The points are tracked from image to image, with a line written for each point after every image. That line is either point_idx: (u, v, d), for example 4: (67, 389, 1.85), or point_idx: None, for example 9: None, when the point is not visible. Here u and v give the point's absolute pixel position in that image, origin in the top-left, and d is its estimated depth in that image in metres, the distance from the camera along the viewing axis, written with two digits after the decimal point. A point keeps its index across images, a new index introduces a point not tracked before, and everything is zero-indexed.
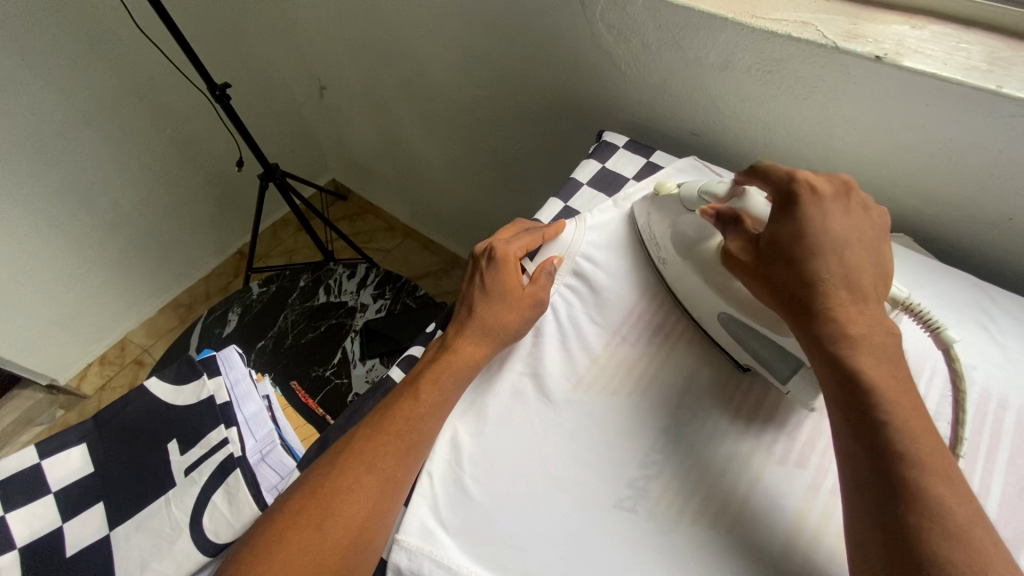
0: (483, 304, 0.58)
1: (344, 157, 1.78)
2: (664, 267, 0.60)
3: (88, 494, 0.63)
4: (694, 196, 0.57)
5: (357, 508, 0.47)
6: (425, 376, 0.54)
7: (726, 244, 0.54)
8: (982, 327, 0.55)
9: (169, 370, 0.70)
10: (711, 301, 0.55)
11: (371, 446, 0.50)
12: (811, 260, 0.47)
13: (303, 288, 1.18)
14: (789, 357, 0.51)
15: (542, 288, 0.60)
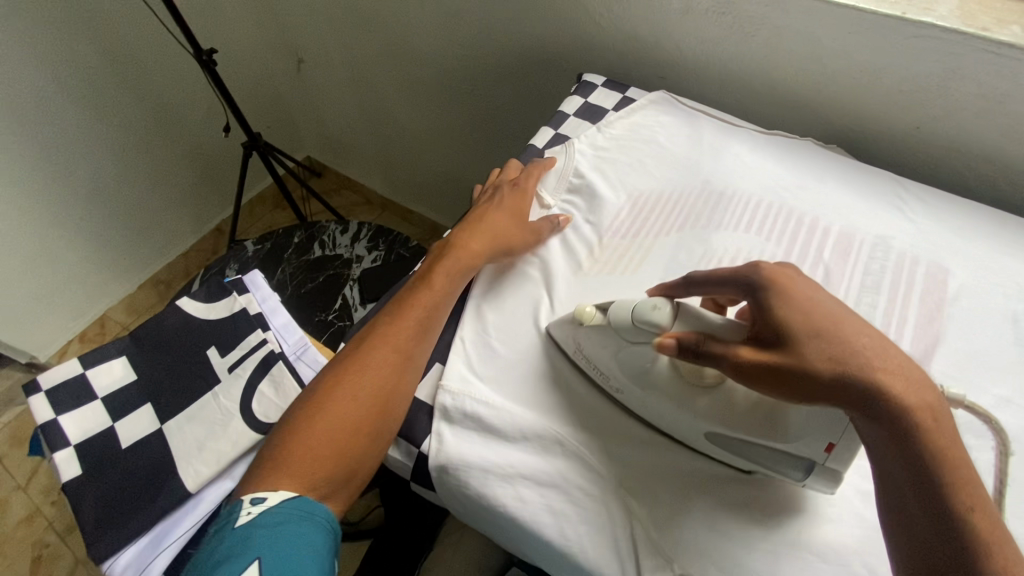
0: (496, 223, 0.67)
1: (320, 134, 1.81)
2: (621, 395, 0.55)
3: (134, 398, 0.68)
4: (631, 325, 0.52)
5: (379, 377, 0.55)
6: (435, 273, 0.63)
7: (729, 360, 0.46)
8: (898, 210, 0.68)
9: (199, 292, 0.75)
10: (696, 424, 0.51)
11: (391, 331, 0.58)
12: (838, 356, 0.43)
13: (298, 243, 1.22)
14: (785, 460, 0.49)
15: (542, 228, 0.67)
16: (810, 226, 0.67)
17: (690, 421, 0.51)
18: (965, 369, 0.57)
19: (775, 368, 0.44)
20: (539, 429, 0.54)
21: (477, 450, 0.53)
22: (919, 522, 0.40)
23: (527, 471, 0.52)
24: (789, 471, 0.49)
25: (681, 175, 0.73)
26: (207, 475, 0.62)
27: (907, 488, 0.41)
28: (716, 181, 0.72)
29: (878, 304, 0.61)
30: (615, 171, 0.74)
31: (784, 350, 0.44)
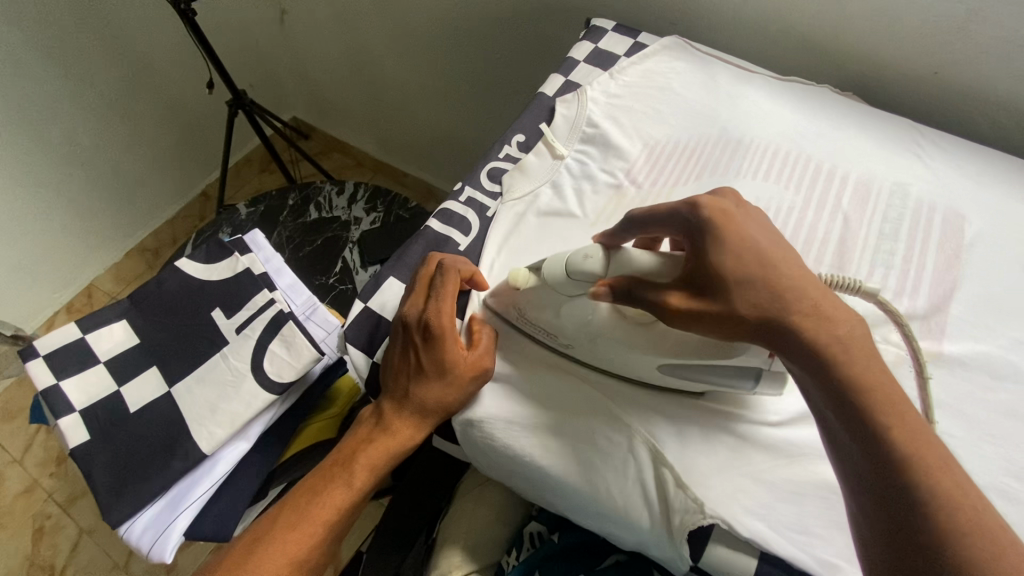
0: (414, 387, 0.53)
1: (306, 93, 1.73)
2: (570, 349, 0.54)
3: (140, 362, 0.67)
4: (563, 279, 0.51)
5: (312, 535, 0.53)
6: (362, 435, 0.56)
7: (662, 304, 0.45)
8: (917, 156, 0.67)
9: (199, 252, 0.73)
10: (649, 358, 0.50)
11: (316, 497, 0.54)
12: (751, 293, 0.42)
13: (293, 206, 1.18)
14: (733, 372, 0.49)
15: (485, 353, 0.54)
16: (829, 174, 0.66)
17: (644, 357, 0.50)
18: (981, 314, 0.57)
19: (700, 314, 0.44)
20: (563, 380, 0.54)
21: (503, 404, 0.53)
22: (867, 487, 0.37)
23: (554, 421, 0.52)
24: (738, 381, 0.50)
25: (697, 123, 0.71)
26: (222, 437, 0.61)
27: (859, 454, 0.38)
28: (733, 128, 0.70)
29: (897, 251, 0.61)
30: (630, 120, 0.71)
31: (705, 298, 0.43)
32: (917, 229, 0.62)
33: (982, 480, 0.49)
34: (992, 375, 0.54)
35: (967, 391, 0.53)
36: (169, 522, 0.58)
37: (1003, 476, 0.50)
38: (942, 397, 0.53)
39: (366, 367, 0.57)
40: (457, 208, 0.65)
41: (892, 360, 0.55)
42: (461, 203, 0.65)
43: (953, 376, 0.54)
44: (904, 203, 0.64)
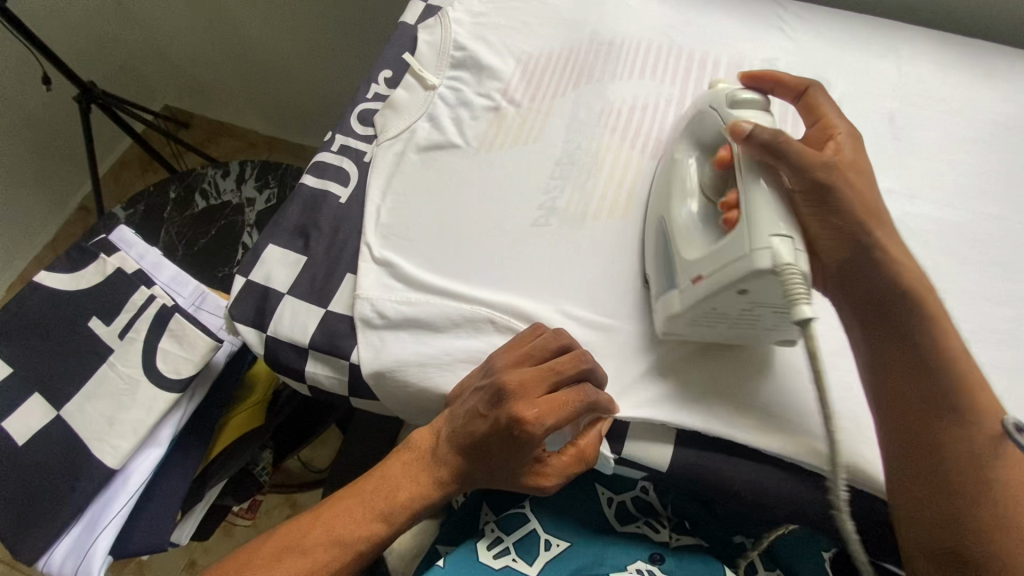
0: (488, 464, 0.48)
1: (172, 74, 1.50)
2: (658, 160, 0.58)
3: (17, 392, 0.60)
4: (724, 101, 0.51)
5: (321, 558, 0.48)
6: (406, 466, 0.51)
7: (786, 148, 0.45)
8: (780, 30, 0.68)
9: (58, 262, 0.65)
10: (661, 205, 0.53)
11: (336, 517, 0.49)
12: (854, 219, 0.46)
13: (176, 199, 1.09)
14: (666, 257, 0.51)
15: (567, 464, 0.48)
16: (701, 61, 0.66)
17: (669, 193, 0.53)
18: None
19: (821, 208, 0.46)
20: (468, 312, 0.53)
21: (410, 349, 0.52)
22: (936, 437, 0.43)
23: (464, 355, 0.52)
24: (663, 282, 0.51)
25: (568, 30, 0.68)
26: (129, 448, 0.56)
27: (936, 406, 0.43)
28: (603, 31, 0.68)
29: None
30: (498, 37, 0.68)
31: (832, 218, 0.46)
32: None
33: None
34: None
35: None
36: (90, 545, 0.55)
37: None
38: None
39: (260, 344, 0.54)
40: (330, 160, 0.61)
41: None
42: (334, 152, 0.62)
43: None
44: None
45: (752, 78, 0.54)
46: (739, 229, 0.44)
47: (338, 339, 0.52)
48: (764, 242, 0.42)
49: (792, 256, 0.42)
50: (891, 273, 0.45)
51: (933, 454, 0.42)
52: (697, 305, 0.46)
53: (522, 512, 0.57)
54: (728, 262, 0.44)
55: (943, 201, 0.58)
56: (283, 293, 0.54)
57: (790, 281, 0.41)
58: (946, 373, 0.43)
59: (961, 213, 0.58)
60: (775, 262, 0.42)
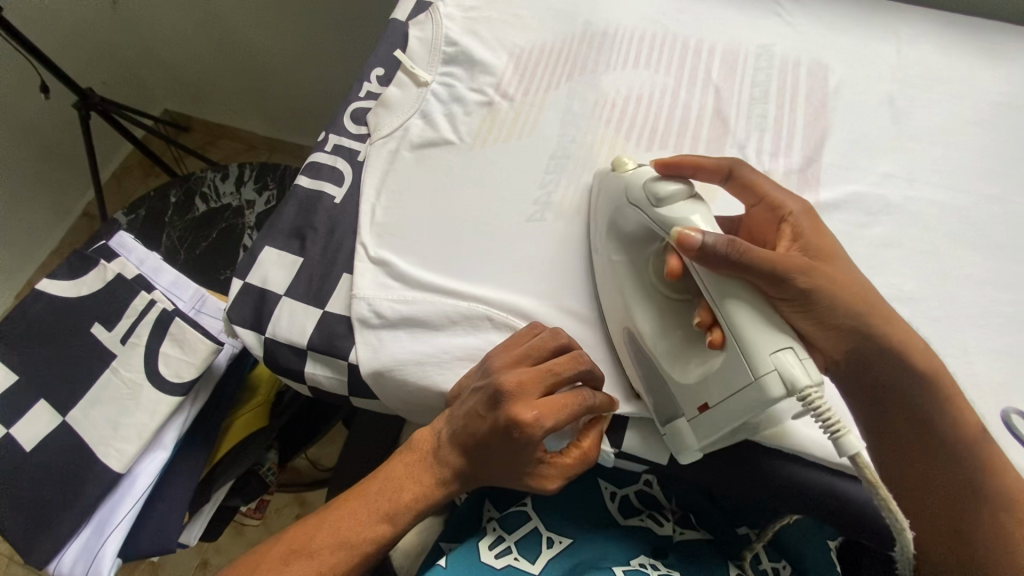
0: (488, 466, 0.48)
1: (169, 78, 1.50)
2: (595, 258, 0.54)
3: (23, 399, 0.61)
4: (640, 193, 0.48)
5: (330, 559, 0.48)
6: (411, 466, 0.51)
7: (744, 252, 0.41)
8: (776, 15, 0.67)
9: (59, 269, 0.66)
10: (622, 314, 0.50)
11: (342, 514, 0.50)
12: (843, 309, 0.43)
13: (176, 203, 1.09)
14: (660, 386, 0.48)
15: (571, 464, 0.47)
16: (695, 49, 0.65)
17: (629, 305, 0.50)
18: (852, 157, 0.59)
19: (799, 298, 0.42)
20: (465, 309, 0.53)
21: (408, 348, 0.52)
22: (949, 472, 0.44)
23: (462, 351, 0.52)
24: (662, 408, 0.48)
25: (560, 22, 0.68)
26: (133, 452, 0.57)
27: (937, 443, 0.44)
28: (596, 21, 0.67)
29: (768, 113, 0.61)
30: (490, 31, 0.67)
31: (806, 301, 0.42)
32: (784, 86, 0.62)
33: None
34: (867, 213, 0.56)
35: (846, 231, 0.55)
36: (98, 548, 0.55)
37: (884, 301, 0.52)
38: None
39: (259, 346, 0.54)
40: (324, 160, 0.60)
41: None
42: (328, 152, 0.61)
43: (831, 220, 0.56)
44: (769, 64, 0.64)
45: (670, 165, 0.51)
46: (735, 352, 0.41)
47: (336, 339, 0.52)
48: (769, 365, 0.40)
49: (807, 373, 0.39)
50: (892, 354, 0.44)
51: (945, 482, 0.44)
52: (715, 436, 0.44)
53: (523, 510, 0.57)
54: (740, 392, 0.41)
55: (945, 184, 0.57)
56: (280, 294, 0.54)
57: (812, 403, 0.39)
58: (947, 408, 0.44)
59: (963, 197, 0.57)
60: (792, 384, 0.39)
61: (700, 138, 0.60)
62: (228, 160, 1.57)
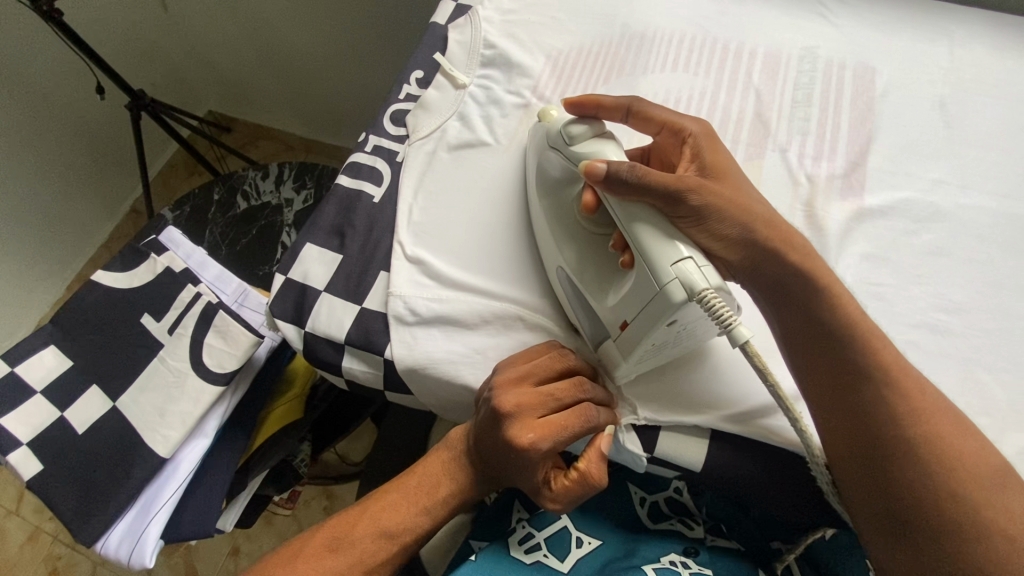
0: (502, 475, 0.50)
1: (214, 80, 1.55)
2: (529, 207, 0.57)
3: (78, 383, 0.64)
4: (557, 134, 0.52)
5: (371, 548, 0.49)
6: (440, 467, 0.52)
7: (640, 173, 0.45)
8: (821, 16, 0.65)
9: (114, 262, 0.69)
10: (554, 255, 0.52)
11: (383, 506, 0.51)
12: (732, 219, 0.45)
13: (219, 200, 1.13)
14: (593, 316, 0.50)
15: (573, 485, 0.49)
16: (736, 52, 0.64)
17: (558, 241, 0.52)
18: (899, 162, 0.57)
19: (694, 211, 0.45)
20: (499, 310, 0.54)
21: (442, 346, 0.53)
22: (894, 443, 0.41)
23: (496, 352, 0.53)
24: (594, 332, 0.50)
25: (598, 24, 0.68)
26: (178, 437, 0.59)
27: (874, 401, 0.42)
28: (634, 24, 0.67)
29: (812, 117, 0.59)
30: (529, 35, 0.68)
31: (697, 216, 0.45)
32: (828, 89, 0.61)
33: (913, 320, 0.50)
34: (915, 220, 0.54)
35: (891, 239, 0.53)
36: (143, 528, 0.58)
37: (933, 312, 0.50)
38: (869, 250, 0.53)
39: (299, 339, 0.55)
40: (364, 160, 0.62)
41: (815, 223, 0.54)
42: (368, 153, 0.63)
43: (877, 227, 0.54)
44: (812, 67, 0.62)
45: (574, 105, 0.54)
46: (642, 266, 0.44)
47: (373, 334, 0.53)
48: (671, 275, 0.42)
49: (705, 278, 0.41)
50: (779, 261, 0.45)
51: (840, 389, 0.43)
52: (635, 352, 0.46)
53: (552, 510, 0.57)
54: (648, 303, 0.43)
55: (999, 192, 0.55)
56: (320, 290, 0.56)
57: (714, 304, 0.40)
58: (832, 307, 0.44)
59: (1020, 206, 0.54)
60: (690, 292, 0.41)
61: (740, 141, 0.59)
62: (268, 159, 1.62)
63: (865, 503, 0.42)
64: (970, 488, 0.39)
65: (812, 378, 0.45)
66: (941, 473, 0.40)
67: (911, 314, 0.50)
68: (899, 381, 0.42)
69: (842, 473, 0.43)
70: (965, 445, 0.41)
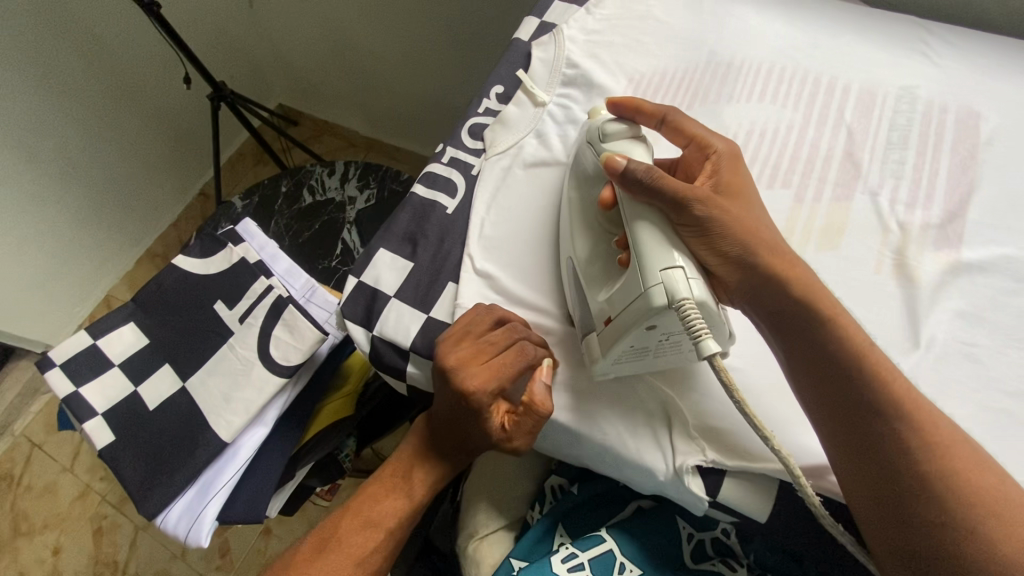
0: (466, 431, 0.54)
1: (288, 76, 1.61)
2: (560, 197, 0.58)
3: (152, 361, 0.68)
4: (593, 130, 0.54)
5: (363, 542, 0.55)
6: (412, 457, 0.59)
7: (652, 177, 0.47)
8: (924, 56, 0.62)
9: (193, 248, 0.72)
10: (567, 243, 0.54)
11: (367, 502, 0.58)
12: (734, 238, 0.46)
13: (286, 193, 1.17)
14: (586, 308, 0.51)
15: (522, 423, 0.51)
16: (828, 87, 0.62)
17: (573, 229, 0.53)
18: (1004, 217, 0.53)
19: (699, 223, 0.46)
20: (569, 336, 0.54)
21: None
22: (893, 470, 0.40)
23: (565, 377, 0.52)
24: (585, 319, 0.51)
25: (684, 49, 0.67)
26: (240, 424, 0.62)
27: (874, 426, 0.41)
28: (722, 52, 0.65)
29: (907, 160, 0.57)
30: (611, 56, 0.67)
31: (700, 230, 0.46)
32: (926, 133, 0.58)
33: (1010, 387, 0.47)
34: (1017, 280, 0.51)
35: (988, 296, 0.50)
36: (202, 508, 0.60)
37: None
38: (963, 307, 0.50)
39: (366, 342, 0.56)
40: (440, 170, 0.63)
41: (905, 273, 0.52)
42: (444, 164, 0.64)
43: (973, 284, 0.51)
44: (911, 109, 0.59)
45: (615, 105, 0.55)
46: (635, 267, 0.45)
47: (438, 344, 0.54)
48: (656, 279, 0.43)
49: (687, 288, 0.43)
50: (779, 284, 0.46)
51: (850, 422, 0.42)
52: (614, 350, 0.46)
53: (597, 534, 0.56)
54: (632, 302, 0.44)
55: None
56: (390, 296, 0.57)
57: (688, 315, 0.42)
58: (836, 335, 0.44)
59: None
60: (670, 297, 0.42)
61: (828, 181, 0.57)
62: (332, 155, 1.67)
63: (880, 535, 0.41)
64: (997, 526, 0.37)
65: (819, 407, 0.44)
66: (959, 508, 0.38)
67: (1009, 381, 0.47)
68: (910, 412, 0.41)
69: (859, 506, 0.42)
70: (984, 479, 0.39)
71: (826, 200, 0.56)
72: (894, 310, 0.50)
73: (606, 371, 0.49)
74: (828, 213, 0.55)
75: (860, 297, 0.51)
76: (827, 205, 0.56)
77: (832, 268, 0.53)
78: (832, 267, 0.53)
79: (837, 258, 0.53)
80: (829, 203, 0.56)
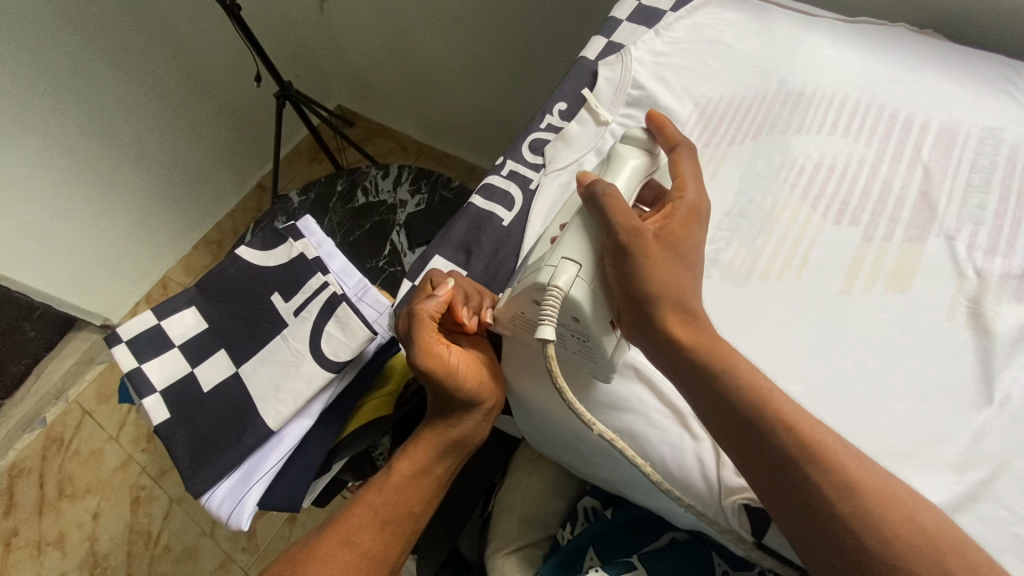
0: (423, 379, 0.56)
1: (349, 79, 1.67)
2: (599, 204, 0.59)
3: (208, 344, 0.71)
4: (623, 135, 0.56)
5: (389, 525, 0.58)
6: (432, 443, 0.60)
7: (606, 197, 0.47)
8: (1010, 96, 0.59)
9: (256, 240, 0.75)
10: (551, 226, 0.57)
11: (393, 489, 0.59)
12: (648, 284, 0.47)
13: (341, 192, 1.20)
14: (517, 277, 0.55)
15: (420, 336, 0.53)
16: (905, 123, 0.60)
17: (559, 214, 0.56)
18: None
19: (620, 257, 0.47)
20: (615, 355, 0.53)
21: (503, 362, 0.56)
22: (808, 513, 0.39)
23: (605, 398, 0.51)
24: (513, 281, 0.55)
25: (754, 76, 0.66)
26: (287, 414, 0.64)
27: (770, 465, 0.41)
28: (794, 80, 0.64)
29: (988, 204, 0.54)
30: (678, 78, 0.67)
31: (617, 266, 0.47)
32: (1012, 178, 0.55)
33: None
34: None
35: None
36: (243, 492, 0.62)
37: None
38: None
39: None
40: (499, 182, 0.64)
41: (981, 323, 0.49)
42: (503, 176, 0.65)
43: None
44: (995, 152, 0.56)
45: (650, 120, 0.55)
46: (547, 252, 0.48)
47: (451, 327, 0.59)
48: (553, 262, 0.46)
49: (565, 282, 0.45)
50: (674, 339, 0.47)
51: (775, 471, 0.41)
52: (509, 310, 0.51)
53: (628, 560, 0.55)
54: (531, 274, 0.48)
55: None
56: None
57: (547, 301, 0.44)
58: (737, 386, 0.44)
59: None
60: (549, 280, 0.45)
61: (901, 220, 0.55)
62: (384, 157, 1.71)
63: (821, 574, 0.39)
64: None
65: (738, 453, 0.43)
66: (885, 549, 0.37)
67: None
68: (818, 455, 0.40)
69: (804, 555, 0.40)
70: (918, 518, 0.38)
71: (897, 241, 0.54)
72: (961, 359, 0.48)
73: (506, 327, 0.53)
74: (898, 254, 0.53)
75: (927, 344, 0.49)
76: (898, 246, 0.54)
77: (898, 309, 0.51)
78: (898, 310, 0.51)
79: (904, 300, 0.51)
80: (900, 244, 0.54)
